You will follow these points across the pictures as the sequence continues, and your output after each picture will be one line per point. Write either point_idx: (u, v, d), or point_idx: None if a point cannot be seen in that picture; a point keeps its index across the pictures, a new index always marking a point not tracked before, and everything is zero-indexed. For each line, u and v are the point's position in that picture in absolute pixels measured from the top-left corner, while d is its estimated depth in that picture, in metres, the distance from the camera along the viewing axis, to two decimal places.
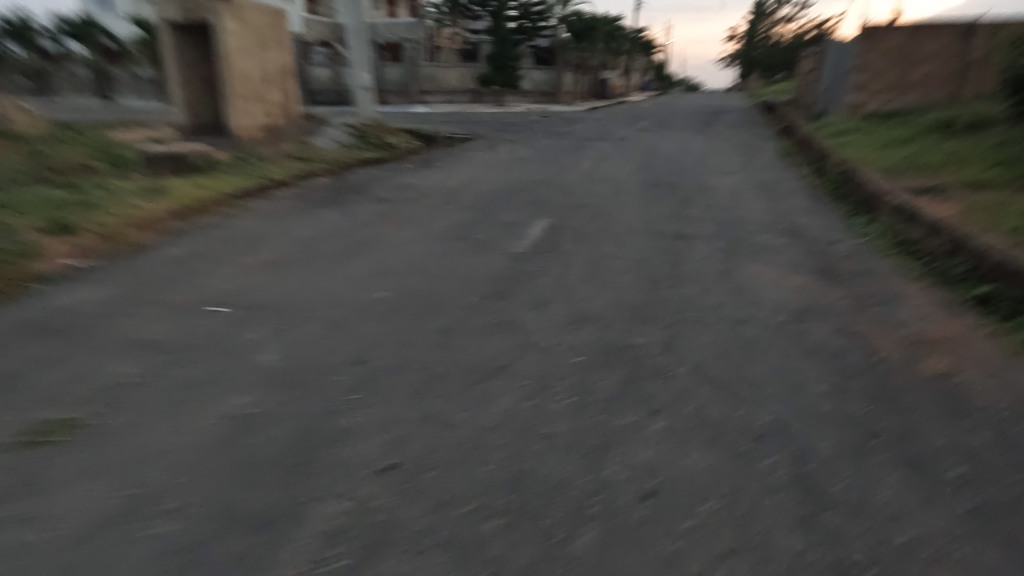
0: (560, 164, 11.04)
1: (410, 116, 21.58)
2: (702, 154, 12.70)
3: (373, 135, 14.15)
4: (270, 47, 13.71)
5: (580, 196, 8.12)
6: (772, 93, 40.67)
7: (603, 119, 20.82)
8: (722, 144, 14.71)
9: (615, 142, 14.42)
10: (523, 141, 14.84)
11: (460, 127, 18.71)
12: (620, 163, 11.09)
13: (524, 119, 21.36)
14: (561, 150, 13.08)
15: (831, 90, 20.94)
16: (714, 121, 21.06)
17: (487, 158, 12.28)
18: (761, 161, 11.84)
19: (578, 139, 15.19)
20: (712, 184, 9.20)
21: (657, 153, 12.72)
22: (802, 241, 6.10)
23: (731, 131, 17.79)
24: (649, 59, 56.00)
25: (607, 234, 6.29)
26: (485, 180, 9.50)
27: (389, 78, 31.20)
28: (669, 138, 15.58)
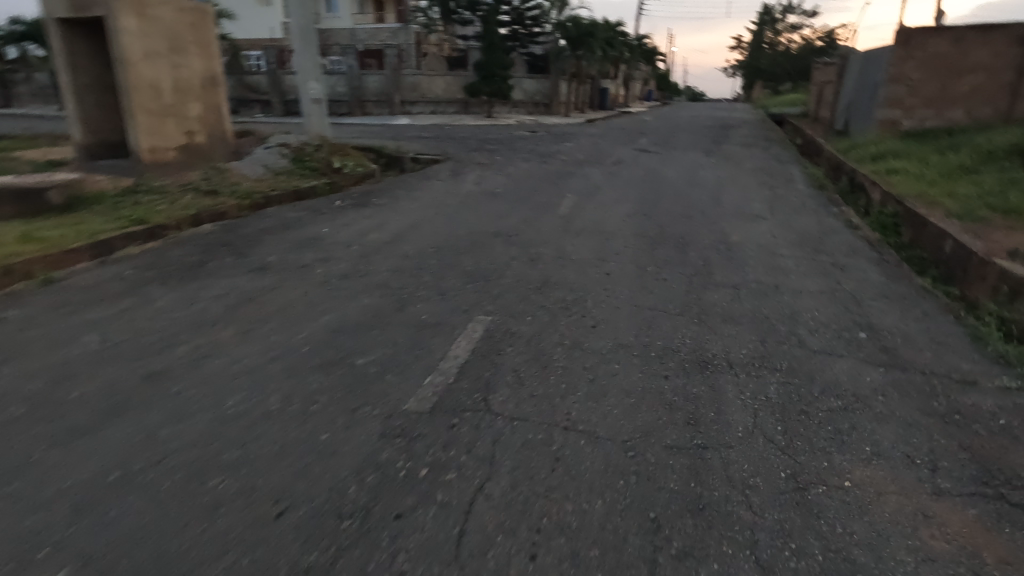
0: (533, 201, 8.55)
1: (381, 131, 19.16)
2: (716, 185, 10.19)
3: (314, 158, 11.64)
4: (189, 51, 11.21)
5: (549, 265, 5.63)
6: (781, 106, 38.18)
7: (598, 135, 18.43)
8: (738, 168, 12.22)
9: (610, 167, 11.95)
10: (498, 165, 12.36)
11: (433, 145, 16.25)
12: (613, 201, 8.60)
13: (509, 135, 18.97)
14: (540, 178, 10.62)
15: (858, 104, 18.44)
16: (723, 138, 18.65)
17: (446, 189, 9.80)
18: (793, 197, 9.34)
19: (566, 162, 12.71)
20: (734, 237, 6.73)
21: (661, 184, 10.22)
22: (906, 376, 3.62)
23: (745, 151, 15.33)
24: (649, 69, 53.79)
25: (578, 357, 3.77)
26: (426, 229, 7.03)
27: (369, 87, 29.06)
28: (672, 161, 13.16)
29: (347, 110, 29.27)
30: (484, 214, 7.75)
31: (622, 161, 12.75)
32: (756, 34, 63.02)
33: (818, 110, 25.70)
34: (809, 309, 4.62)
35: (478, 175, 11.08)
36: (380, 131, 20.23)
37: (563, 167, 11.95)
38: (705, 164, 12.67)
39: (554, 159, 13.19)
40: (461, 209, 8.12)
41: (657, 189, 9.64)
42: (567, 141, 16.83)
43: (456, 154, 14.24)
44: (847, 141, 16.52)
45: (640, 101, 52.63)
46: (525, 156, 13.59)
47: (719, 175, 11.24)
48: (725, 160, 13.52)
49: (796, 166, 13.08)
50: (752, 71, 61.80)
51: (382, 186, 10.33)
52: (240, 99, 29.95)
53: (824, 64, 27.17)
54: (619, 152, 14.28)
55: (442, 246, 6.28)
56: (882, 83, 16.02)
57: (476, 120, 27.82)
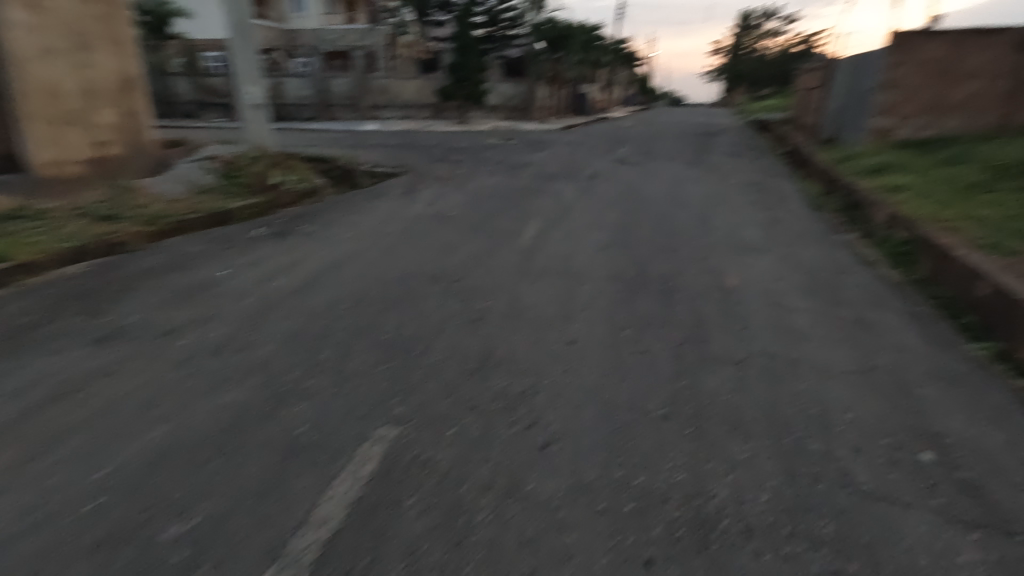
0: (491, 228, 7.23)
1: (341, 139, 17.76)
2: (704, 205, 8.98)
3: (248, 172, 10.16)
4: (97, 49, 9.65)
5: (495, 328, 4.30)
6: (765, 110, 37.41)
7: (574, 143, 17.27)
8: (727, 183, 11.04)
9: (585, 181, 10.70)
10: (461, 179, 11.01)
11: (394, 154, 14.81)
12: (586, 227, 7.32)
13: (480, 142, 17.70)
14: (505, 197, 9.31)
15: (848, 110, 17.44)
16: (707, 146, 17.59)
17: (394, 209, 8.47)
18: (792, 221, 8.14)
19: (536, 175, 11.43)
20: (730, 280, 5.47)
21: (641, 203, 8.99)
22: (1018, 550, 2.35)
23: (732, 162, 14.21)
24: (630, 73, 53.07)
25: (513, 517, 2.47)
26: (352, 270, 5.65)
27: (337, 91, 27.61)
28: (654, 174, 11.97)
29: (314, 115, 27.73)
30: (428, 247, 6.40)
31: (599, 175, 11.50)
32: (736, 38, 62.62)
33: (803, 116, 24.77)
34: (844, 405, 3.35)
35: (435, 192, 9.72)
36: (341, 138, 18.75)
37: (533, 182, 10.65)
38: (690, 178, 11.49)
39: (525, 172, 11.89)
40: (402, 239, 6.76)
41: (637, 211, 8.40)
42: (541, 150, 15.54)
43: (417, 166, 12.85)
44: (838, 151, 15.49)
45: (621, 104, 51.94)
46: (493, 168, 12.25)
47: (706, 192, 10.04)
48: (711, 172, 12.36)
49: (788, 180, 11.96)
50: (733, 75, 61.53)
51: (320, 205, 8.90)
52: (199, 102, 28.28)
53: (809, 69, 26.25)
54: (595, 164, 13.05)
55: (363, 298, 4.91)
56: (874, 89, 15.03)
57: (449, 125, 26.48)
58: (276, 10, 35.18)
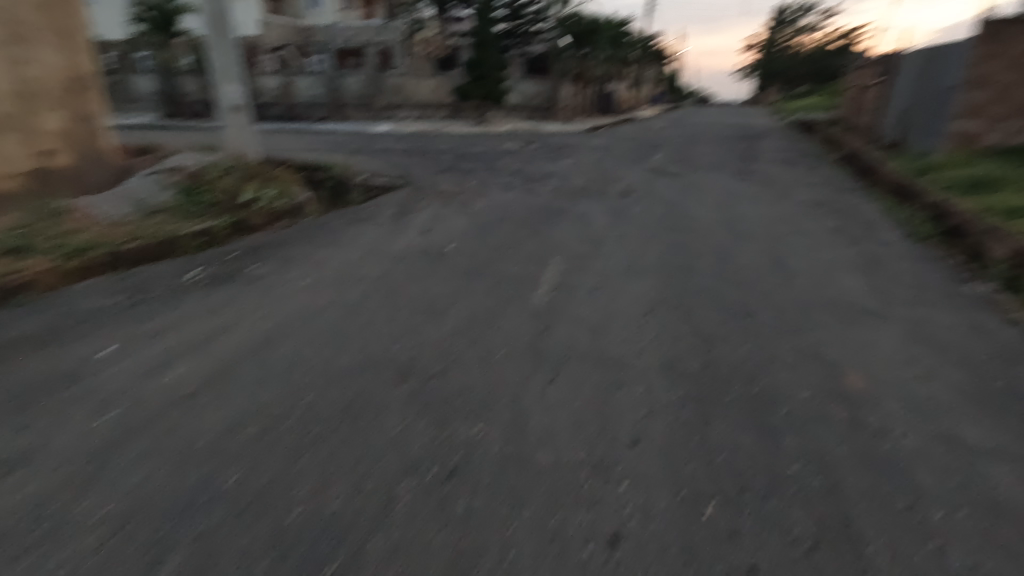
0: (496, 272, 5.45)
1: (345, 144, 16.24)
2: (771, 234, 7.06)
3: (216, 186, 8.55)
4: (38, 41, 8.16)
5: (483, 498, 2.52)
6: (808, 111, 34.80)
7: (601, 148, 15.44)
8: (790, 202, 9.07)
9: (618, 199, 8.87)
10: (468, 195, 9.26)
11: (399, 161, 13.12)
12: (623, 273, 5.49)
13: (497, 147, 15.99)
14: (518, 220, 7.54)
15: (917, 112, 15.17)
16: (753, 152, 15.57)
17: (378, 237, 6.78)
18: (894, 261, 6.17)
19: (558, 190, 9.64)
20: (851, 377, 3.60)
21: (690, 231, 7.12)
22: None
23: (787, 172, 12.19)
24: (658, 71, 50.90)
25: None
26: (290, 347, 3.93)
27: (350, 89, 26.20)
28: (699, 188, 10.08)
29: (325, 115, 26.37)
30: (405, 305, 4.64)
31: (634, 190, 9.64)
32: (772, 34, 59.63)
33: (855, 117, 22.42)
34: None
35: (433, 213, 8.00)
36: (347, 143, 17.22)
37: (554, 200, 8.85)
38: (744, 194, 9.56)
39: (545, 185, 10.09)
40: (374, 289, 5.03)
41: (687, 243, 6.53)
42: (564, 157, 13.73)
43: (421, 176, 11.14)
44: (910, 160, 13.30)
45: (648, 103, 49.86)
46: (507, 181, 10.48)
47: (769, 214, 8.11)
48: (767, 186, 10.41)
49: (863, 196, 9.91)
50: (767, 74, 58.80)
51: (292, 230, 7.25)
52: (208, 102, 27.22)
53: (862, 64, 23.73)
54: (628, 175, 11.22)
55: (286, 411, 3.16)
56: (956, 87, 12.80)
57: (466, 126, 24.84)
58: (291, 6, 33.95)
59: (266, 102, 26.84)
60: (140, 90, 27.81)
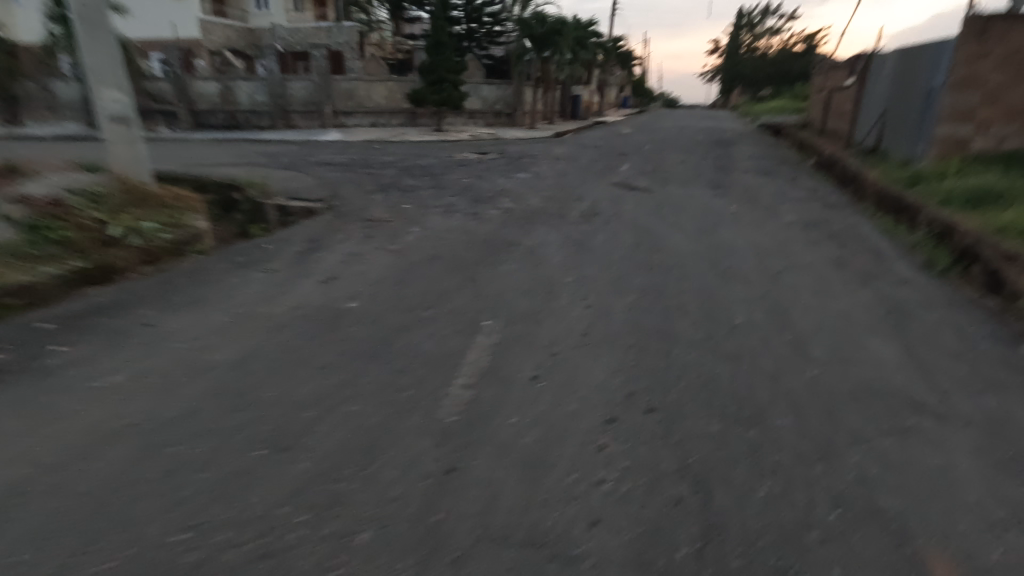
0: (403, 349, 3.91)
1: (277, 158, 14.48)
2: (764, 271, 5.70)
3: (73, 217, 6.77)
4: None
5: None
6: (774, 114, 34.22)
7: (562, 159, 14.10)
8: (776, 224, 7.79)
9: (577, 224, 7.47)
10: (400, 222, 7.72)
11: (331, 177, 11.47)
12: (578, 345, 4.02)
13: (448, 158, 14.47)
14: (451, 258, 6.03)
15: (897, 116, 14.23)
16: (726, 160, 14.42)
17: (263, 290, 5.19)
18: (921, 309, 4.88)
19: (508, 213, 8.18)
20: (937, 566, 2.22)
21: (665, 269, 5.73)
22: None
23: (765, 184, 11.00)
24: (624, 75, 50.21)
25: None
26: (14, 532, 2.33)
27: (296, 96, 24.39)
28: (672, 206, 8.75)
29: (270, 123, 24.45)
30: (245, 425, 3.05)
31: (596, 211, 8.24)
32: (735, 38, 59.57)
33: (826, 122, 21.61)
34: None
35: (348, 248, 6.43)
36: (282, 155, 15.45)
37: (502, 227, 7.38)
38: (724, 215, 8.25)
39: (493, 207, 8.62)
40: (215, 387, 3.44)
41: (663, 290, 5.10)
42: (521, 170, 12.29)
43: (350, 197, 9.53)
44: (894, 168, 12.28)
45: (614, 107, 49.09)
46: (450, 202, 8.97)
47: (755, 243, 6.78)
48: (747, 203, 9.15)
49: (855, 213, 8.71)
50: (731, 77, 58.77)
51: (155, 277, 5.62)
52: (141, 110, 25.04)
53: (832, 67, 23.02)
54: (591, 192, 9.83)
55: None
56: (942, 89, 11.81)
57: (422, 134, 23.25)
58: (234, 7, 31.74)
59: (204, 110, 24.80)
60: (63, 97, 25.41)
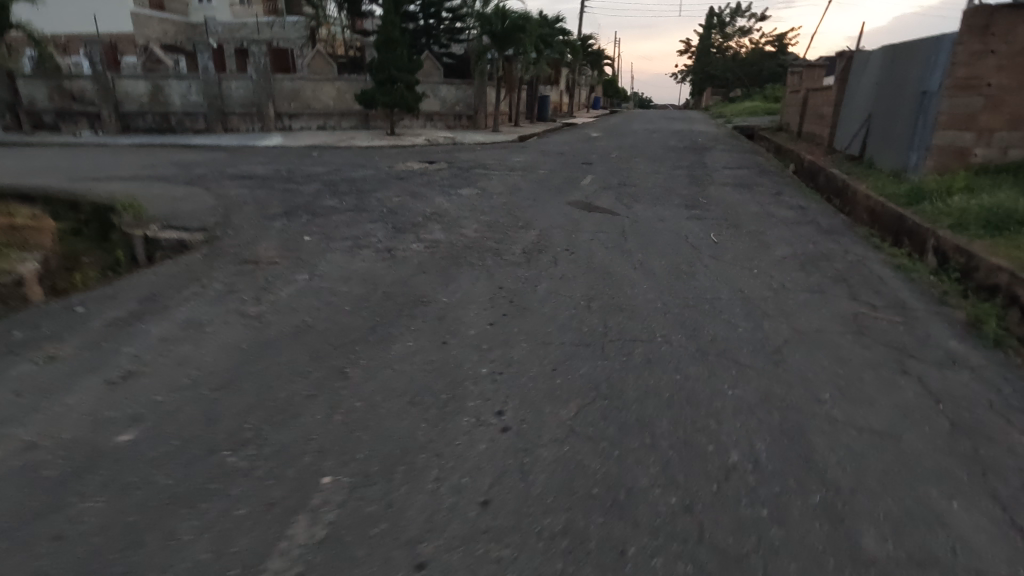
0: (146, 567, 2.18)
1: (188, 170, 12.48)
2: (762, 346, 4.08)
3: None
4: None
5: None
6: (748, 115, 33.17)
7: (518, 170, 12.46)
8: (766, 260, 6.23)
9: (515, 265, 5.80)
10: (287, 262, 5.91)
11: (238, 195, 9.59)
12: (468, 535, 2.36)
13: (389, 168, 12.69)
14: (326, 330, 4.27)
15: (884, 121, 12.94)
16: (700, 170, 12.97)
17: (13, 399, 3.37)
18: (990, 414, 3.34)
19: (433, 247, 6.46)
20: None
21: (623, 344, 4.07)
22: None
23: (746, 200, 9.52)
24: (594, 75, 48.99)
25: None
26: None
27: (235, 97, 22.25)
28: (639, 235, 7.13)
29: (207, 126, 22.37)
30: None
31: (544, 244, 6.58)
32: (707, 38, 58.93)
33: (803, 125, 20.41)
34: None
35: (189, 311, 4.61)
36: (199, 165, 13.45)
37: (416, 271, 5.64)
38: (701, 247, 6.67)
39: (418, 238, 6.89)
40: None
41: (619, 389, 3.46)
42: (467, 184, 10.57)
43: (245, 222, 7.69)
44: (885, 180, 10.95)
45: (585, 109, 47.77)
46: (365, 231, 7.19)
47: (744, 292, 5.18)
48: (727, 228, 7.61)
49: (855, 242, 7.22)
50: (702, 77, 58.09)
51: None
52: (60, 111, 22.54)
53: (809, 67, 21.84)
54: (543, 214, 8.17)
55: None
56: (939, 93, 10.46)
57: (373, 138, 21.39)
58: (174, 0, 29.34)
59: (132, 112, 22.44)
60: None
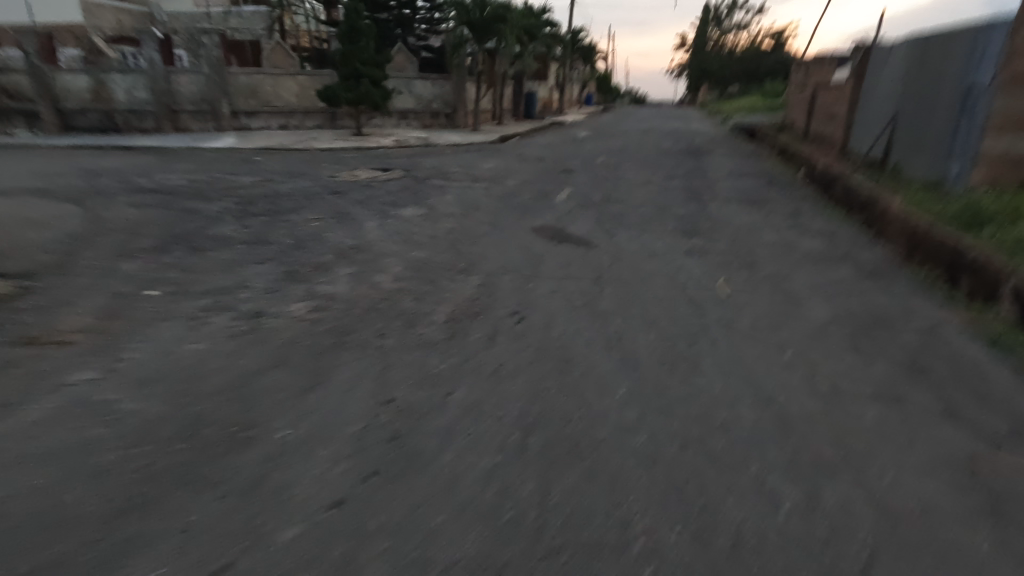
0: None
1: (89, 181, 10.45)
2: (827, 569, 2.17)
3: None
4: None
5: None
6: (747, 113, 31.25)
7: (482, 180, 10.50)
8: (799, 330, 4.31)
9: (427, 350, 3.84)
10: (89, 341, 3.96)
11: (119, 218, 7.59)
12: None
13: (330, 178, 10.71)
14: (27, 522, 2.33)
15: (914, 121, 11.01)
16: (698, 180, 11.06)
17: None
18: None
19: (321, 310, 4.51)
20: None
21: (566, 567, 2.16)
22: None
23: (756, 225, 7.60)
24: (587, 71, 46.99)
25: None
26: None
27: (185, 92, 20.19)
28: (618, 284, 5.20)
29: (155, 125, 20.27)
30: None
31: (481, 303, 4.64)
32: (703, 32, 56.93)
33: (811, 124, 18.48)
34: None
35: None
36: (110, 174, 11.38)
37: (272, 359, 3.68)
38: (702, 306, 4.74)
39: (309, 291, 4.94)
40: None
41: None
42: (415, 202, 8.59)
43: (91, 262, 5.72)
44: (921, 194, 9.03)
45: (577, 106, 45.77)
46: (242, 277, 5.22)
47: (777, 405, 3.25)
48: (738, 271, 5.68)
49: (911, 291, 5.29)
50: (699, 74, 56.17)
51: None
52: None
53: (818, 61, 19.86)
54: (496, 247, 6.22)
55: None
56: (990, 89, 8.52)
57: (337, 139, 19.35)
58: None
59: (72, 109, 20.24)
60: None
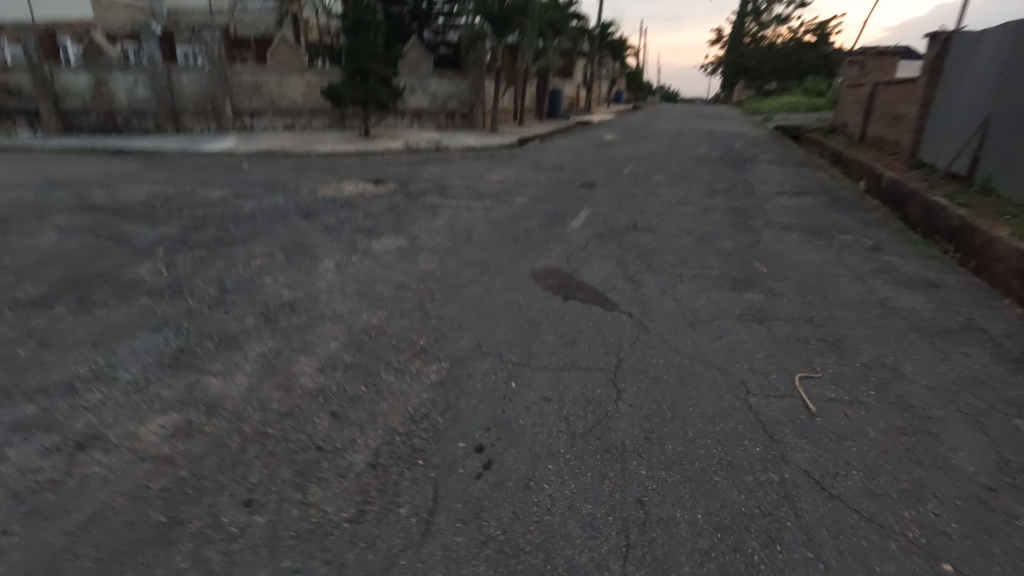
0: None
1: (40, 195, 9.17)
2: None
3: None
4: None
5: None
6: (789, 112, 28.90)
7: (484, 197, 8.89)
8: (947, 507, 2.57)
9: (309, 552, 2.24)
10: None
11: (31, 248, 6.19)
12: None
13: (310, 192, 9.25)
14: None
15: (1014, 129, 8.97)
16: (743, 198, 9.24)
17: None
18: None
19: (184, 436, 2.95)
20: None
21: None
22: None
23: (826, 268, 5.82)
24: (617, 67, 44.82)
25: None
26: None
27: (187, 91, 19.05)
28: (643, 383, 3.53)
29: (156, 125, 19.18)
30: None
31: (429, 428, 3.03)
32: (740, 26, 54.08)
33: (869, 127, 16.32)
34: None
35: None
36: (72, 185, 10.09)
37: (37, 570, 2.14)
38: (775, 435, 3.04)
39: (189, 390, 3.39)
40: None
41: None
42: (396, 228, 7.03)
43: None
44: None
45: (605, 104, 43.71)
46: (111, 360, 3.71)
47: None
48: (818, 356, 3.94)
49: None
50: (735, 70, 53.44)
51: None
52: None
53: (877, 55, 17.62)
54: (477, 307, 4.60)
55: None
56: None
57: (342, 141, 18.01)
58: None
59: (72, 109, 19.24)
60: None
